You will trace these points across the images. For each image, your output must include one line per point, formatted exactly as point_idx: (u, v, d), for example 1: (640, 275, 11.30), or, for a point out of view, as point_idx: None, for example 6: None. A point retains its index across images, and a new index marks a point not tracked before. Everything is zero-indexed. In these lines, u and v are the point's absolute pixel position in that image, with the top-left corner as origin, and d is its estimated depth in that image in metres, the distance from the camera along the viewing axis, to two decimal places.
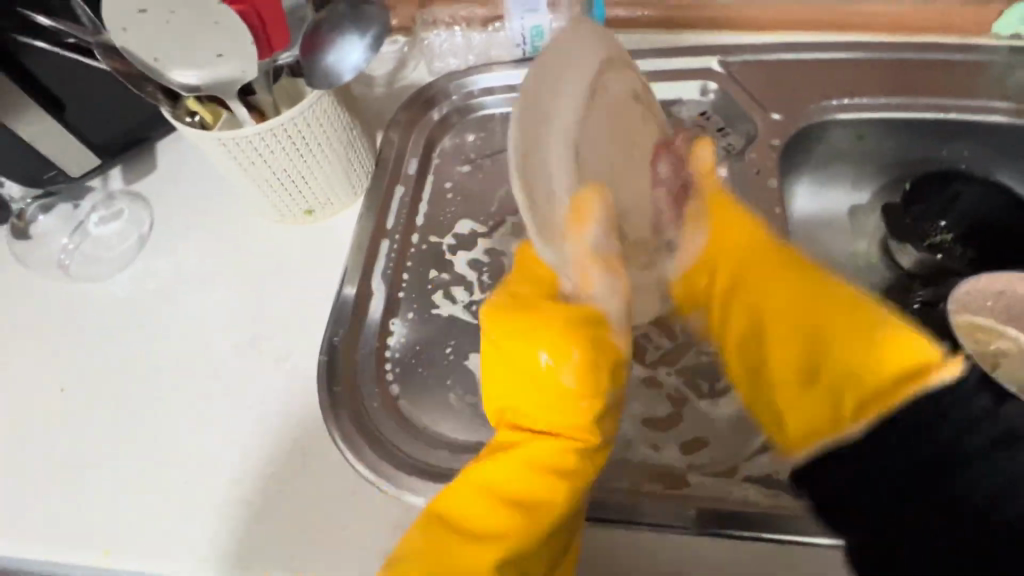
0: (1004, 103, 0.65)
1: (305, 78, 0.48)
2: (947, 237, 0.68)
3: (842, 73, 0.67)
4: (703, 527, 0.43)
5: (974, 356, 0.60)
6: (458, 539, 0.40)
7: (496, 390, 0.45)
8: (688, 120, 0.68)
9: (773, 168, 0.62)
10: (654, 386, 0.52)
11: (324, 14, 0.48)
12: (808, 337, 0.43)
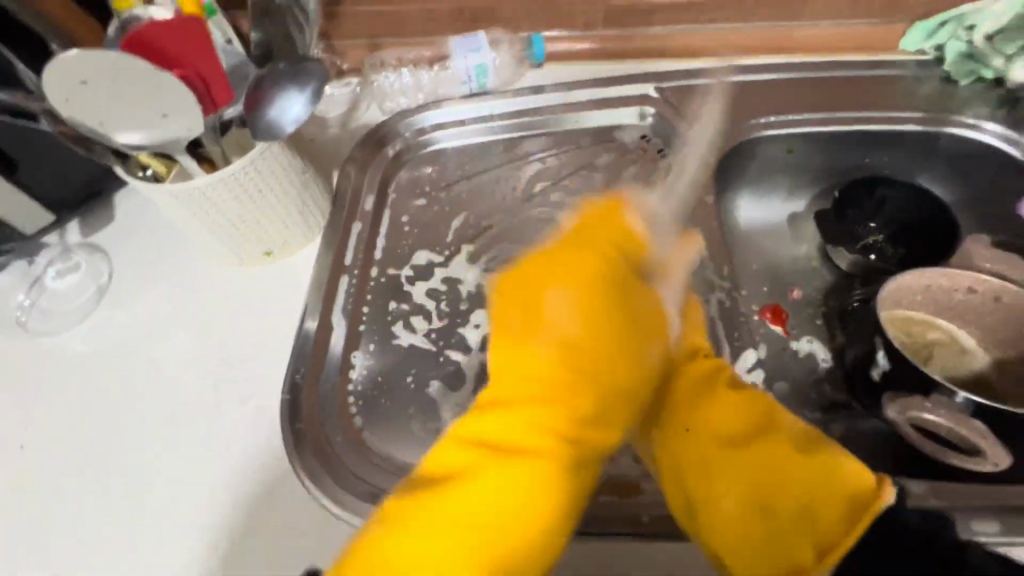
0: (915, 113, 0.70)
1: (250, 132, 0.51)
2: (879, 238, 0.73)
3: (769, 93, 0.72)
4: (655, 532, 0.46)
5: (909, 347, 0.65)
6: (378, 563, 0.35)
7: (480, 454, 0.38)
8: (630, 143, 0.72)
9: (710, 184, 0.66)
10: None
11: (266, 71, 0.51)
12: (758, 466, 0.39)
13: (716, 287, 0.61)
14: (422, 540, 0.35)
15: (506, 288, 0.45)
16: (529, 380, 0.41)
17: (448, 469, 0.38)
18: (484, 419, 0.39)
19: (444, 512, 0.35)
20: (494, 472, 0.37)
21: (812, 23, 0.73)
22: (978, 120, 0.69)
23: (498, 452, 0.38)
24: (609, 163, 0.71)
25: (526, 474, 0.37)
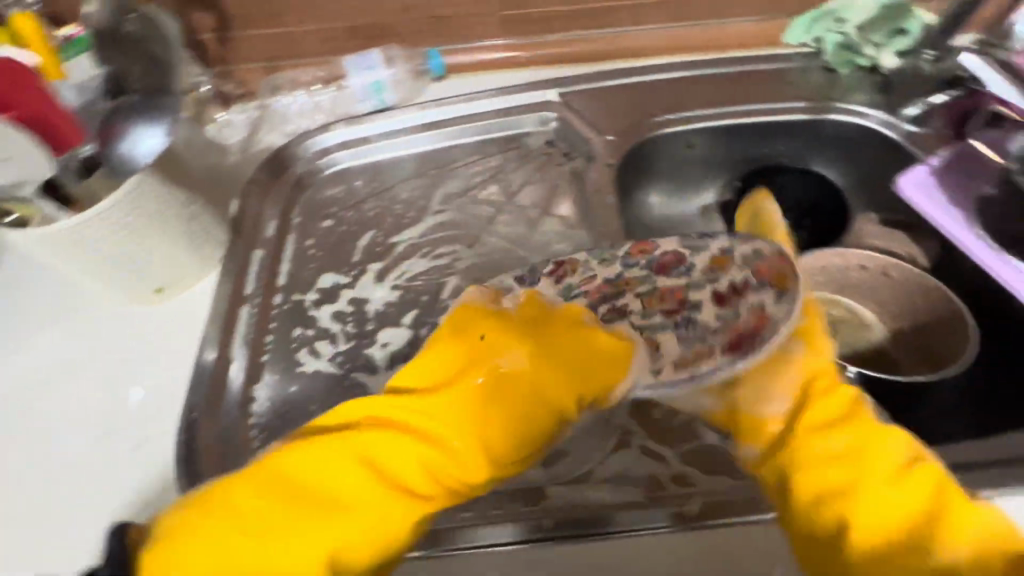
0: (801, 102, 0.73)
1: (106, 167, 0.53)
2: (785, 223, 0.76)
3: (666, 92, 0.75)
4: (567, 533, 0.44)
5: None
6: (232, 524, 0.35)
7: (365, 485, 0.39)
8: (536, 150, 0.73)
9: (611, 184, 0.67)
10: None
11: (119, 107, 0.54)
12: (917, 539, 0.38)
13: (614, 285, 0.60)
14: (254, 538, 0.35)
15: (451, 336, 0.49)
16: (441, 431, 0.43)
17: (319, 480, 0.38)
18: (385, 448, 0.41)
19: (293, 526, 0.36)
20: (365, 506, 0.39)
21: (702, 23, 0.76)
22: (858, 105, 0.72)
23: (377, 491, 0.39)
24: (515, 169, 0.71)
25: (390, 511, 0.39)
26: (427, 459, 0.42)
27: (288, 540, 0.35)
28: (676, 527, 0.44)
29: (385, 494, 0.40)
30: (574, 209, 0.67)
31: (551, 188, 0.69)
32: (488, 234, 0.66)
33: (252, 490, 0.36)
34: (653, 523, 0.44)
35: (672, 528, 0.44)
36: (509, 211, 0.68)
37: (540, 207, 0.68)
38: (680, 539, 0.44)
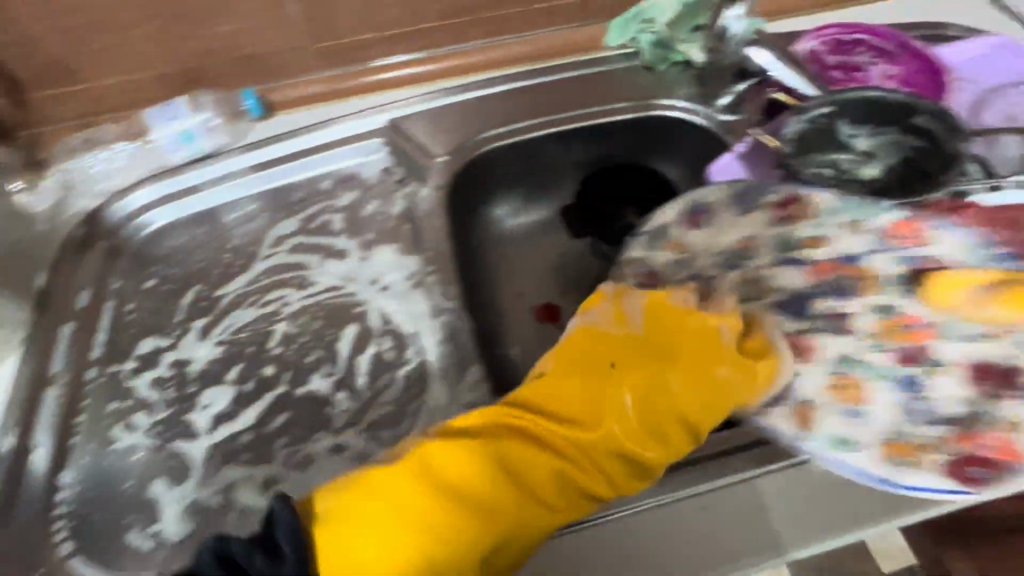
0: (625, 103, 0.75)
1: None
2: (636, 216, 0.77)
3: (495, 106, 0.75)
4: None
5: None
6: (422, 484, 0.43)
7: (597, 431, 0.48)
8: (372, 181, 0.73)
9: (441, 208, 0.67)
10: (340, 452, 0.52)
11: None
12: None
13: (442, 310, 0.59)
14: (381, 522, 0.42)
15: (583, 334, 0.55)
16: (550, 437, 0.48)
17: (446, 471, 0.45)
18: (514, 445, 0.47)
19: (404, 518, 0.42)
20: (459, 515, 0.43)
21: (524, 33, 0.77)
22: (677, 101, 0.75)
23: (485, 494, 0.44)
24: (350, 203, 0.71)
25: (515, 505, 0.44)
26: (664, 399, 0.50)
27: (413, 531, 0.42)
28: (652, 501, 0.48)
29: (514, 492, 0.45)
30: (409, 235, 0.67)
31: (386, 217, 0.69)
32: (321, 272, 0.65)
33: (371, 489, 0.43)
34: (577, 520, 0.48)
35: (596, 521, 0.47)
36: (342, 246, 0.67)
37: (372, 238, 0.67)
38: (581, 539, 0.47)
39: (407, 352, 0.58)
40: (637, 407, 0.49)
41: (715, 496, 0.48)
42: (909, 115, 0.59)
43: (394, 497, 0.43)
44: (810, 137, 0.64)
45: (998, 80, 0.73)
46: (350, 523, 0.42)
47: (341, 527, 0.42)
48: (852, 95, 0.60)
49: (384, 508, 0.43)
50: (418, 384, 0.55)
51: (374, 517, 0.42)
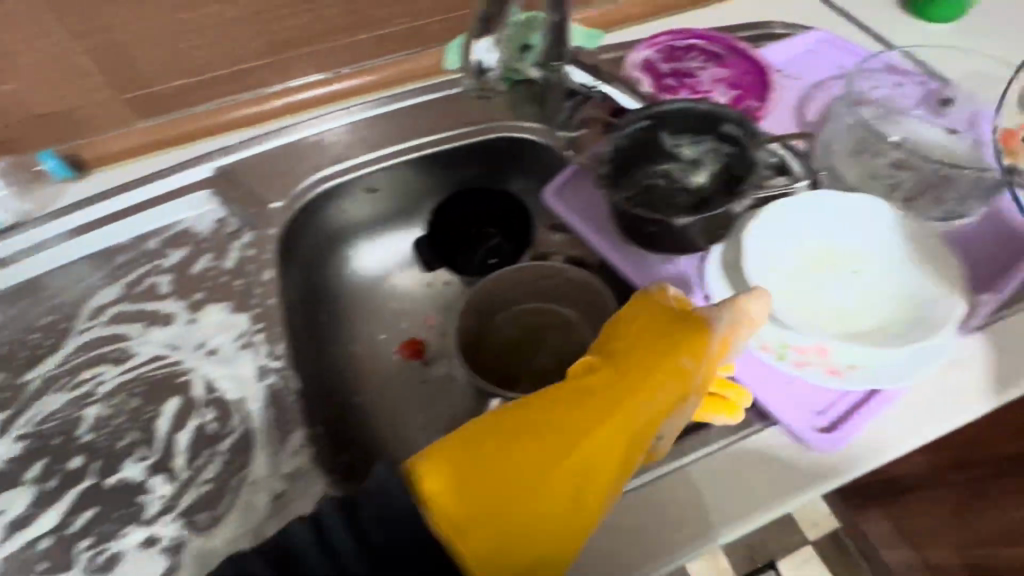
0: (468, 127, 0.74)
1: None
2: (497, 237, 0.76)
3: (334, 143, 0.72)
4: None
5: (522, 336, 0.72)
6: (496, 460, 0.42)
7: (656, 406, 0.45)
8: (203, 235, 0.68)
9: (271, 258, 0.64)
10: (150, 545, 0.48)
11: None
12: None
13: (267, 370, 0.56)
14: (483, 495, 0.41)
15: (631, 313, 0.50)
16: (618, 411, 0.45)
17: (538, 444, 0.43)
18: (597, 426, 0.44)
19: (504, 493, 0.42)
20: (543, 485, 0.42)
21: (360, 64, 0.74)
22: (519, 120, 0.75)
23: (581, 473, 0.43)
24: (178, 262, 0.66)
25: (599, 469, 0.44)
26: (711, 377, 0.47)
27: (500, 498, 0.41)
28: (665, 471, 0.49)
29: (591, 459, 0.43)
30: (239, 289, 0.62)
31: (217, 272, 0.64)
32: (142, 342, 0.60)
33: (460, 468, 0.42)
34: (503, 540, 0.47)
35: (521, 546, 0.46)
36: (166, 310, 0.62)
37: (200, 298, 0.63)
38: None
39: (231, 421, 0.54)
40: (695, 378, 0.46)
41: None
42: (718, 123, 0.60)
43: (475, 471, 0.42)
44: (635, 145, 0.62)
45: (822, 76, 0.76)
46: (466, 493, 0.41)
47: (489, 473, 0.42)
48: (666, 106, 0.60)
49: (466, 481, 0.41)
50: (241, 457, 0.52)
51: (478, 493, 0.41)
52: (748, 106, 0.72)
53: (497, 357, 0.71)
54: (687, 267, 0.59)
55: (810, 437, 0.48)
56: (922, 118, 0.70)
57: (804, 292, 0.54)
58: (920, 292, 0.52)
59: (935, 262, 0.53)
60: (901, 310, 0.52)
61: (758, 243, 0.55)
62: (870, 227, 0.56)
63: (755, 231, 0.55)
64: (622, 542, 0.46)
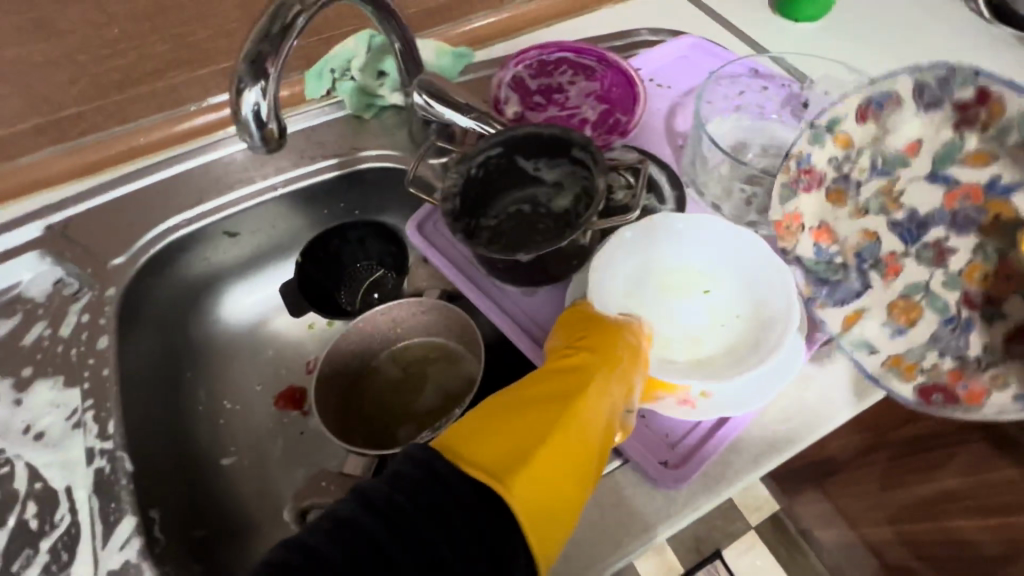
0: (328, 160, 0.70)
1: None
2: (379, 270, 0.75)
3: (184, 189, 0.67)
4: None
5: (402, 376, 0.70)
6: (494, 429, 0.43)
7: (612, 375, 0.47)
8: (39, 299, 0.62)
9: (108, 323, 0.59)
10: None
11: None
12: None
13: (98, 453, 0.51)
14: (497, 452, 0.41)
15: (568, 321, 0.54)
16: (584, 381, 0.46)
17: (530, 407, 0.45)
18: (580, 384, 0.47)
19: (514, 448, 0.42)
20: (535, 445, 0.42)
21: (211, 98, 0.69)
22: (383, 149, 0.71)
23: (579, 422, 0.44)
24: (8, 332, 0.60)
25: (578, 436, 0.44)
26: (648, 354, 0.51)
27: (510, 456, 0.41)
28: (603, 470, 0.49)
29: (569, 428, 0.44)
30: (73, 361, 0.57)
31: (50, 343, 0.59)
32: None
33: (472, 433, 0.42)
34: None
35: None
36: None
37: (29, 373, 0.57)
38: None
39: (58, 512, 0.49)
40: (637, 355, 0.49)
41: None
42: (568, 147, 0.58)
43: (480, 436, 0.42)
44: (489, 174, 0.60)
45: (692, 82, 0.75)
46: (485, 449, 0.41)
47: (497, 435, 0.42)
48: (514, 132, 0.57)
49: (483, 439, 0.42)
50: (64, 555, 0.47)
51: (499, 447, 0.41)
52: (615, 120, 0.71)
53: (379, 398, 0.69)
54: (546, 297, 0.58)
55: (658, 475, 0.47)
56: (784, 123, 0.71)
57: (655, 320, 0.55)
58: (767, 305, 0.51)
59: (764, 269, 0.52)
60: (749, 329, 0.52)
61: (602, 274, 0.53)
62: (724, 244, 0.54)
63: (602, 262, 0.53)
64: (590, 543, 0.46)
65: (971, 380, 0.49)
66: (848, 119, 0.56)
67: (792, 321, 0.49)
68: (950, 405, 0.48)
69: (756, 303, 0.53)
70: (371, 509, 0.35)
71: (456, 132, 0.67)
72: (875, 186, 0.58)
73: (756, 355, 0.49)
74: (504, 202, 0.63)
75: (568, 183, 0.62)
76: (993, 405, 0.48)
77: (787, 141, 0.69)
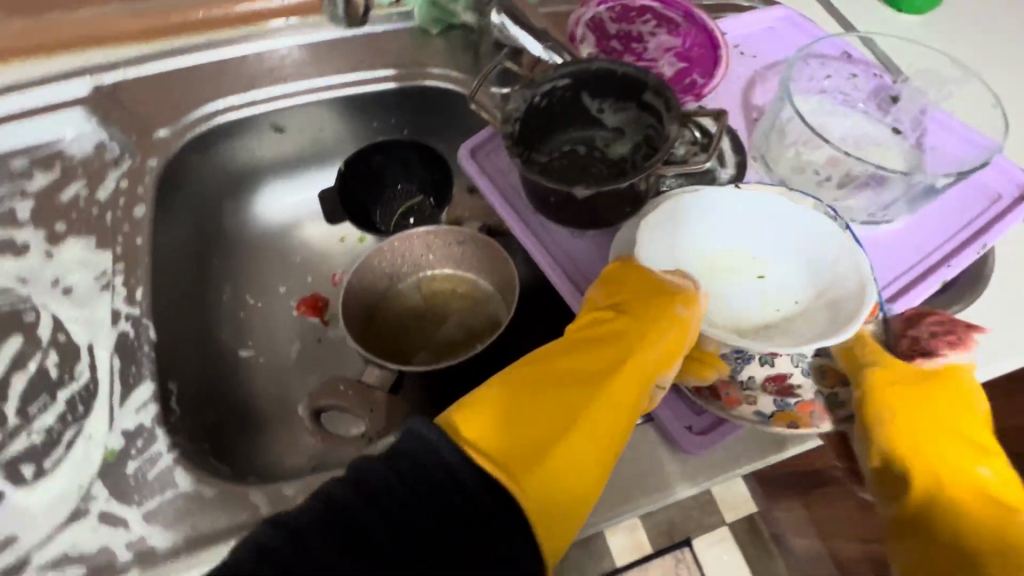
0: (387, 71, 0.67)
1: None
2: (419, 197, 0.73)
3: (238, 73, 0.65)
4: None
5: (425, 305, 0.69)
6: (529, 412, 0.41)
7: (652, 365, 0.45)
8: (79, 157, 0.61)
9: (145, 193, 0.58)
10: None
11: None
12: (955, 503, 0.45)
13: (122, 316, 0.51)
14: (508, 441, 0.39)
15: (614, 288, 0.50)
16: (624, 369, 0.44)
17: (546, 394, 0.42)
18: (614, 375, 0.43)
19: (527, 439, 0.40)
20: (573, 436, 0.41)
21: None
22: (446, 70, 0.68)
23: (617, 410, 0.43)
24: (44, 186, 0.59)
25: (616, 425, 0.42)
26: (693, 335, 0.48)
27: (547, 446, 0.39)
28: None
29: (608, 415, 0.42)
30: (106, 227, 0.56)
31: (86, 204, 0.58)
32: None
33: (506, 415, 0.40)
34: None
35: None
36: (22, 240, 0.56)
37: (62, 229, 0.57)
38: None
39: (78, 366, 0.49)
40: (684, 339, 0.46)
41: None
42: (642, 91, 0.55)
43: (515, 420, 0.40)
44: (553, 108, 0.57)
45: (779, 55, 0.71)
46: (505, 441, 0.39)
47: (508, 423, 0.40)
48: (591, 66, 0.54)
49: (517, 423, 0.40)
50: (80, 407, 0.47)
51: (518, 441, 0.39)
52: (691, 81, 0.67)
53: (400, 323, 0.68)
54: (593, 244, 0.56)
55: (680, 438, 0.46)
56: (868, 114, 0.67)
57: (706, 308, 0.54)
58: (840, 283, 0.49)
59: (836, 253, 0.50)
60: (812, 313, 0.50)
61: (658, 239, 0.52)
62: (793, 224, 0.52)
63: (648, 241, 0.51)
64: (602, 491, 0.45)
65: (733, 387, 0.46)
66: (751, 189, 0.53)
67: (867, 300, 0.45)
68: (709, 402, 0.46)
69: (824, 285, 0.51)
70: (425, 478, 0.33)
71: (526, 61, 0.63)
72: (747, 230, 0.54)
73: (832, 326, 0.46)
74: (559, 139, 0.61)
75: (630, 132, 0.59)
76: (742, 415, 0.45)
77: (867, 133, 0.65)
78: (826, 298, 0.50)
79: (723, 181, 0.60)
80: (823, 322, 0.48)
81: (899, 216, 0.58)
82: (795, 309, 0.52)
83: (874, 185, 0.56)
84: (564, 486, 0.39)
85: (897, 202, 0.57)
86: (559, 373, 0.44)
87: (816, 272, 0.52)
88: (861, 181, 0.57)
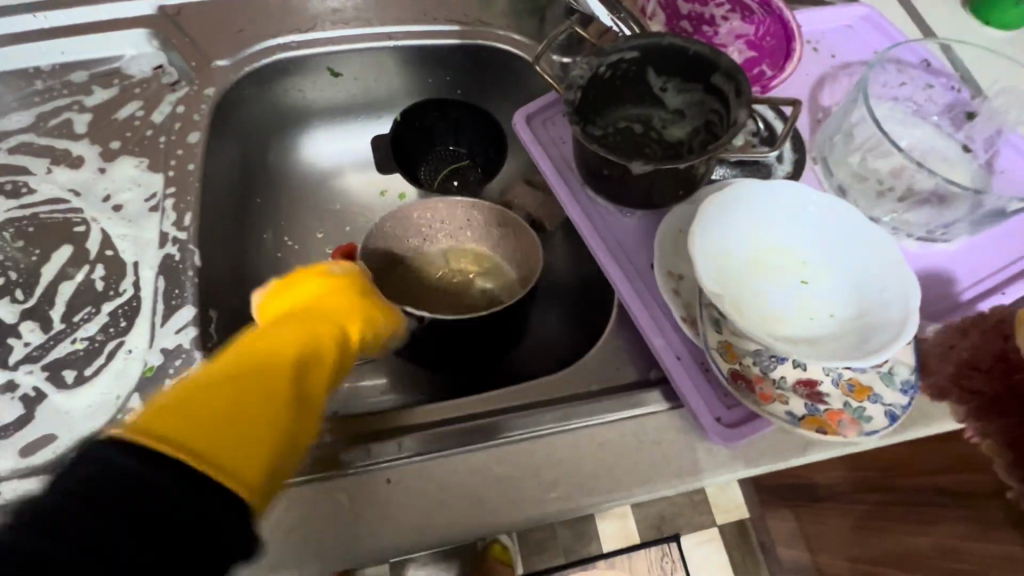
0: (449, 25, 0.66)
1: None
2: (467, 161, 0.73)
3: (300, 11, 0.64)
4: None
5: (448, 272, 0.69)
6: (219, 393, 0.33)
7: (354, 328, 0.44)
8: (137, 77, 0.61)
9: (199, 121, 0.58)
10: (5, 392, 0.46)
11: None
12: None
13: (171, 240, 0.52)
14: (266, 411, 0.33)
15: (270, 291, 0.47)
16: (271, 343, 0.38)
17: (296, 345, 0.38)
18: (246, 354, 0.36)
19: (218, 442, 0.30)
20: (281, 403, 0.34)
21: None
22: (510, 32, 0.66)
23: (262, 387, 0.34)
24: (101, 103, 0.60)
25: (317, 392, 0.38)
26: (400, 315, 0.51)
27: (278, 404, 0.34)
28: (657, 407, 0.48)
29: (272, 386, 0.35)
30: (159, 150, 0.57)
31: (141, 125, 0.58)
32: (45, 185, 0.55)
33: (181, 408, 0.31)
34: (430, 451, 0.45)
35: (446, 458, 0.45)
36: (77, 153, 0.57)
37: (116, 147, 0.57)
38: (383, 494, 0.43)
39: (124, 282, 0.51)
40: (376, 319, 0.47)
41: (427, 466, 0.44)
42: (711, 72, 0.53)
43: (209, 403, 0.32)
44: (617, 81, 0.56)
45: (853, 57, 0.68)
46: (216, 415, 0.31)
47: (225, 400, 0.32)
48: (661, 41, 0.52)
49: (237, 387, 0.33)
50: (122, 322, 0.49)
51: (217, 415, 0.31)
52: (759, 72, 0.64)
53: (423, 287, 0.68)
54: (639, 227, 0.55)
55: (708, 427, 0.46)
56: (939, 128, 0.64)
57: (750, 302, 0.48)
58: (880, 309, 0.45)
59: (886, 274, 0.46)
60: (848, 330, 0.45)
61: (719, 227, 0.48)
62: (849, 237, 0.49)
63: (703, 222, 0.47)
64: (621, 470, 0.45)
65: (768, 383, 0.46)
66: (808, 193, 0.50)
67: (905, 331, 0.41)
68: (742, 395, 0.45)
69: (863, 306, 0.46)
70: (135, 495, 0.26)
71: (593, 30, 0.61)
72: (800, 233, 0.50)
73: (853, 352, 0.43)
74: (616, 114, 0.59)
75: (691, 115, 0.58)
76: (771, 410, 0.45)
77: (935, 148, 0.62)
78: (868, 318, 0.45)
79: (779, 176, 0.58)
80: (861, 342, 0.43)
81: (956, 237, 0.56)
82: (832, 323, 0.47)
83: (934, 203, 0.54)
84: (289, 457, 0.34)
85: (958, 223, 0.54)
86: (258, 348, 0.37)
87: (865, 291, 0.47)
88: (921, 198, 0.54)
